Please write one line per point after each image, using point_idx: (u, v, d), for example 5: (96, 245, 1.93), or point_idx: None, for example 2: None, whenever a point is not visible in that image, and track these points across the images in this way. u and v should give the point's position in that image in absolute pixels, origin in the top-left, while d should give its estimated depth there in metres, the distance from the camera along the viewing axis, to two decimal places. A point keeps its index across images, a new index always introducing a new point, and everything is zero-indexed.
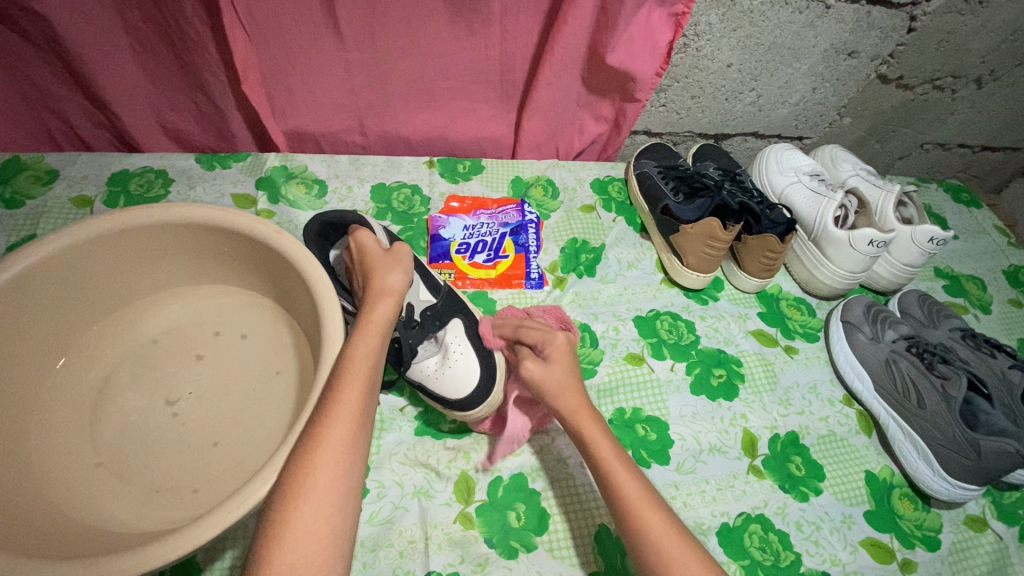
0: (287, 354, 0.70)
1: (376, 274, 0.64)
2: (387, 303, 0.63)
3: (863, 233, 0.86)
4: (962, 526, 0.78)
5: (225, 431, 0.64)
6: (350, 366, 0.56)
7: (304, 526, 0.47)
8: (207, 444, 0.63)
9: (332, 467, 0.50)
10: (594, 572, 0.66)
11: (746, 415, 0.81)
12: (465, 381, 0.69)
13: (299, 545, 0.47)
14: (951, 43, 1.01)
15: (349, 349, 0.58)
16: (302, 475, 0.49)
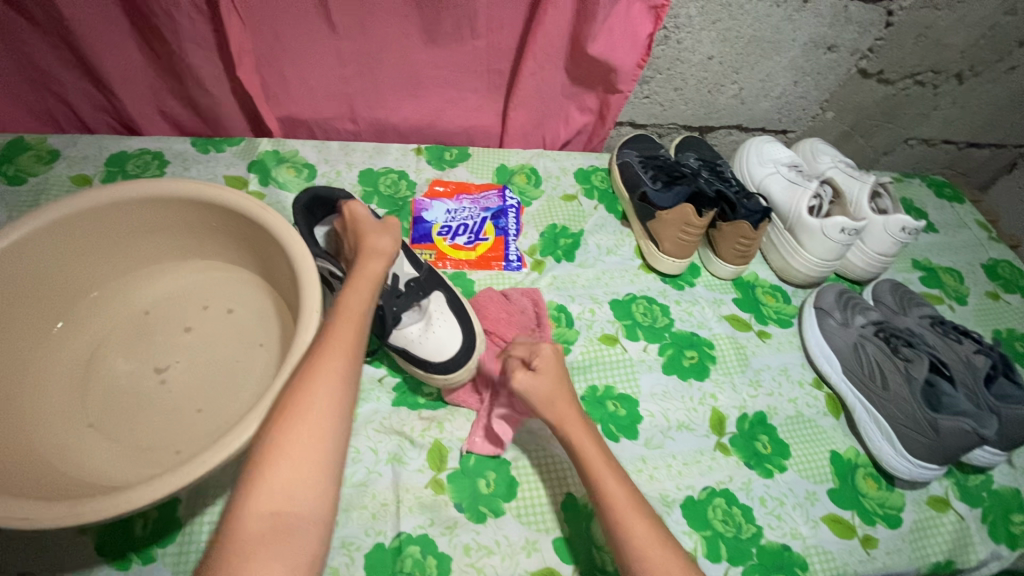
0: (269, 328, 0.72)
1: (370, 237, 0.69)
2: (378, 262, 0.67)
3: (835, 221, 0.88)
4: (925, 506, 0.80)
5: (209, 399, 0.67)
6: (344, 317, 0.60)
7: (297, 454, 0.50)
8: (191, 409, 0.66)
9: (325, 400, 0.53)
10: (558, 537, 0.69)
11: (716, 395, 0.84)
12: (446, 348, 0.73)
13: (289, 471, 0.49)
14: (929, 38, 1.03)
15: (343, 299, 0.62)
16: (296, 407, 0.52)
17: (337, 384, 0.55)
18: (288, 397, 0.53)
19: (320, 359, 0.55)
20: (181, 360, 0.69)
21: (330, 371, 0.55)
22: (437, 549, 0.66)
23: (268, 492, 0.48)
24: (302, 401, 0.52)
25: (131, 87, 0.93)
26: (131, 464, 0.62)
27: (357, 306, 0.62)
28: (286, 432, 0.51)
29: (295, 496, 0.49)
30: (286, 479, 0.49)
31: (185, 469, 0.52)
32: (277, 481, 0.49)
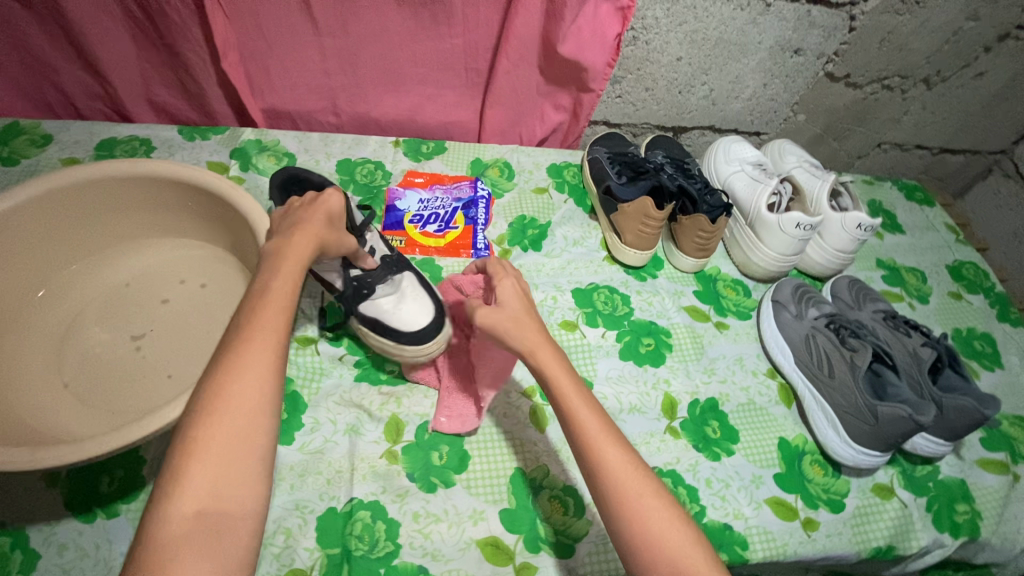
0: (239, 303, 0.76)
1: (304, 221, 0.62)
2: (309, 242, 0.60)
3: (791, 216, 0.91)
4: (869, 493, 0.82)
5: (180, 365, 0.71)
6: (270, 294, 0.53)
7: (223, 448, 0.44)
8: (162, 375, 0.70)
9: (250, 391, 0.47)
10: (504, 508, 0.72)
11: (669, 380, 0.87)
12: (420, 315, 0.74)
13: (213, 467, 0.44)
14: (892, 42, 1.06)
15: (269, 275, 0.55)
16: (218, 398, 0.46)
17: (265, 370, 0.48)
18: (210, 389, 0.46)
19: (246, 344, 0.48)
20: (155, 330, 0.74)
21: (257, 360, 0.48)
22: (387, 515, 0.69)
23: (192, 491, 0.43)
24: (225, 392, 0.46)
25: (124, 76, 0.98)
26: (98, 424, 0.65)
27: (281, 285, 0.54)
28: (205, 431, 0.45)
29: (226, 494, 0.44)
30: (211, 478, 0.43)
31: (146, 422, 0.56)
32: (204, 478, 0.43)
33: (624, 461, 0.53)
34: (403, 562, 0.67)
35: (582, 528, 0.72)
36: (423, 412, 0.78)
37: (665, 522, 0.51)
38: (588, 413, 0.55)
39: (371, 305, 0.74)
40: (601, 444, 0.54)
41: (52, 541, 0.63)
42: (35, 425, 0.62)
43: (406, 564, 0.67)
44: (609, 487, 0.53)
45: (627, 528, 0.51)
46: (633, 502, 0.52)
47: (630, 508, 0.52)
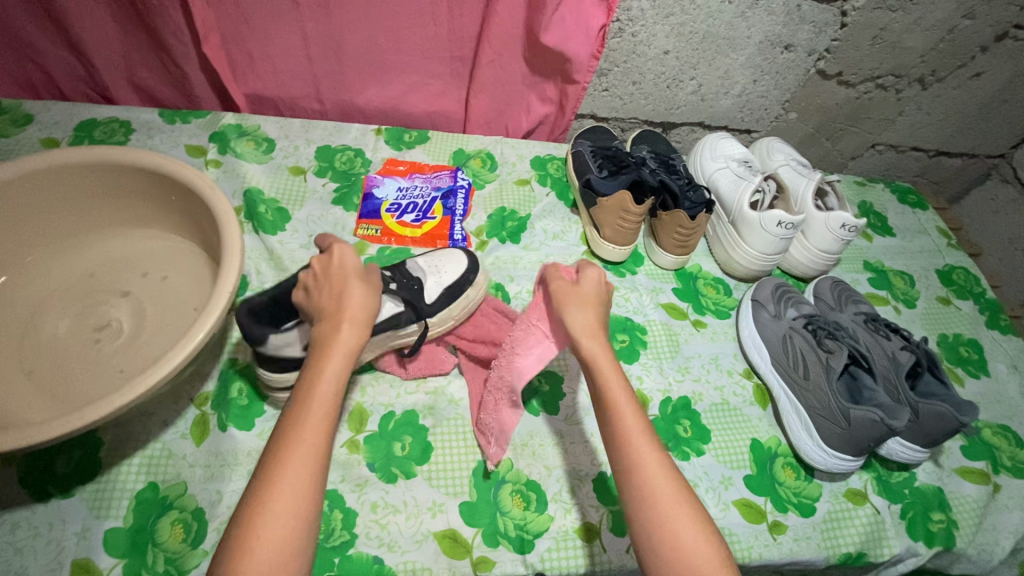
0: (203, 295, 0.76)
1: (348, 292, 0.62)
2: (359, 319, 0.60)
3: (772, 214, 0.89)
4: (841, 497, 0.81)
5: (132, 361, 0.70)
6: (312, 402, 0.54)
7: (267, 545, 0.47)
8: (114, 370, 0.69)
9: (296, 490, 0.49)
10: (465, 501, 0.71)
11: (642, 377, 0.85)
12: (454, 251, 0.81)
13: (260, 568, 0.46)
14: (885, 40, 1.04)
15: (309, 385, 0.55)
16: (269, 493, 0.49)
17: (309, 466, 0.51)
18: (261, 486, 0.49)
19: (296, 438, 0.51)
20: (116, 323, 0.73)
21: (302, 457, 0.50)
22: (344, 505, 0.69)
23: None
24: (274, 491, 0.49)
25: (108, 58, 0.96)
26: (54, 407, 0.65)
27: (327, 387, 0.55)
28: (256, 532, 0.47)
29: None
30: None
31: (94, 408, 0.55)
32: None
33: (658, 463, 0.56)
34: (359, 552, 0.66)
35: (543, 523, 0.71)
36: (388, 403, 0.78)
37: (682, 520, 0.53)
38: (635, 419, 0.59)
39: (438, 292, 0.76)
40: (638, 443, 0.57)
41: (4, 520, 0.63)
42: None
43: (362, 555, 0.66)
44: (638, 489, 0.56)
45: (645, 527, 0.54)
46: (666, 505, 0.54)
47: (652, 512, 0.54)
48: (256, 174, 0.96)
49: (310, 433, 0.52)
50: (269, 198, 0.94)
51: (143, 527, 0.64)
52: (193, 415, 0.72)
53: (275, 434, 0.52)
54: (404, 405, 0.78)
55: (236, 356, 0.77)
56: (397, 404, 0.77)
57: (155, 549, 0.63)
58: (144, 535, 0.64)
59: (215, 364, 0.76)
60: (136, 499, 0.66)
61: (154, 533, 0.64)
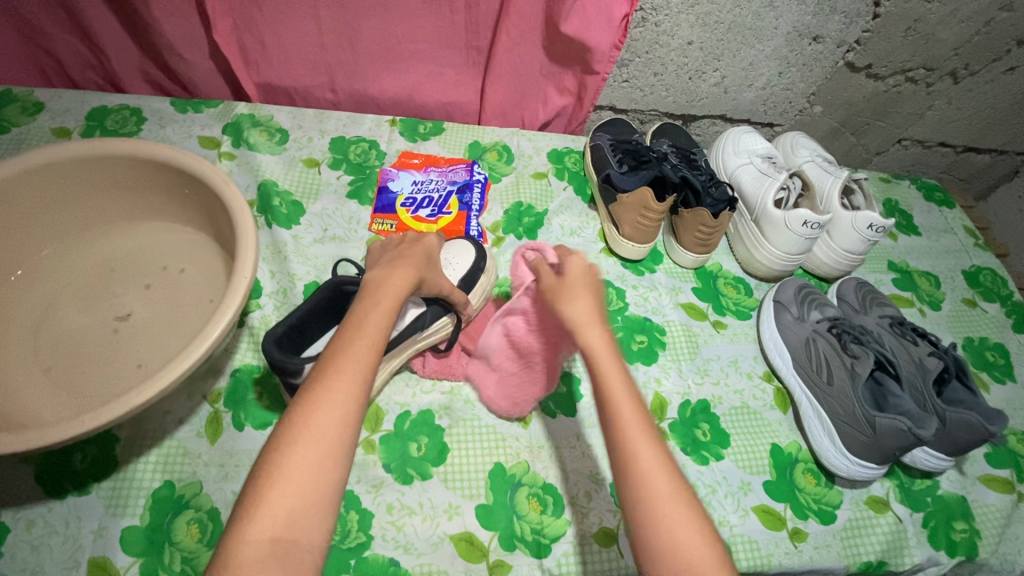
0: (220, 287, 0.74)
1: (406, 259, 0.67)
2: (405, 277, 0.64)
3: (797, 213, 0.87)
4: (863, 505, 0.79)
5: (149, 354, 0.69)
6: (361, 332, 0.57)
7: (300, 474, 0.48)
8: (132, 365, 0.68)
9: (330, 419, 0.51)
10: (482, 504, 0.70)
11: (660, 379, 0.84)
12: (460, 242, 0.83)
13: (297, 475, 0.48)
14: (918, 32, 1.00)
15: (359, 314, 0.59)
16: (304, 423, 0.50)
17: (347, 399, 0.52)
18: (294, 414, 0.51)
19: (333, 374, 0.53)
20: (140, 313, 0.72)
21: (341, 391, 0.52)
22: (360, 506, 0.68)
23: (268, 517, 0.46)
24: (310, 420, 0.50)
25: (118, 44, 0.94)
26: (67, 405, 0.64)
27: (376, 320, 0.58)
28: (288, 452, 0.49)
29: (297, 520, 0.47)
30: (288, 501, 0.47)
31: (109, 407, 0.54)
32: (282, 503, 0.47)
33: (657, 463, 0.49)
34: (375, 554, 0.65)
35: (560, 527, 0.70)
36: (404, 402, 0.76)
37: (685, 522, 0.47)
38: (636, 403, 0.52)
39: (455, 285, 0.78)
40: (635, 436, 0.50)
41: (21, 517, 0.63)
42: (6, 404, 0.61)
43: (378, 557, 0.65)
44: (637, 486, 0.49)
45: (640, 528, 0.48)
46: (665, 503, 0.48)
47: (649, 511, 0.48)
48: (270, 166, 0.94)
49: (351, 367, 0.54)
50: (283, 190, 0.92)
51: (159, 526, 0.64)
52: (206, 413, 0.71)
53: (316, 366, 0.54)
54: (419, 404, 0.77)
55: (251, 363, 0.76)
56: (413, 404, 0.76)
57: (171, 548, 0.63)
58: (160, 534, 0.63)
59: (229, 362, 0.75)
60: (152, 498, 0.65)
61: (170, 532, 0.64)
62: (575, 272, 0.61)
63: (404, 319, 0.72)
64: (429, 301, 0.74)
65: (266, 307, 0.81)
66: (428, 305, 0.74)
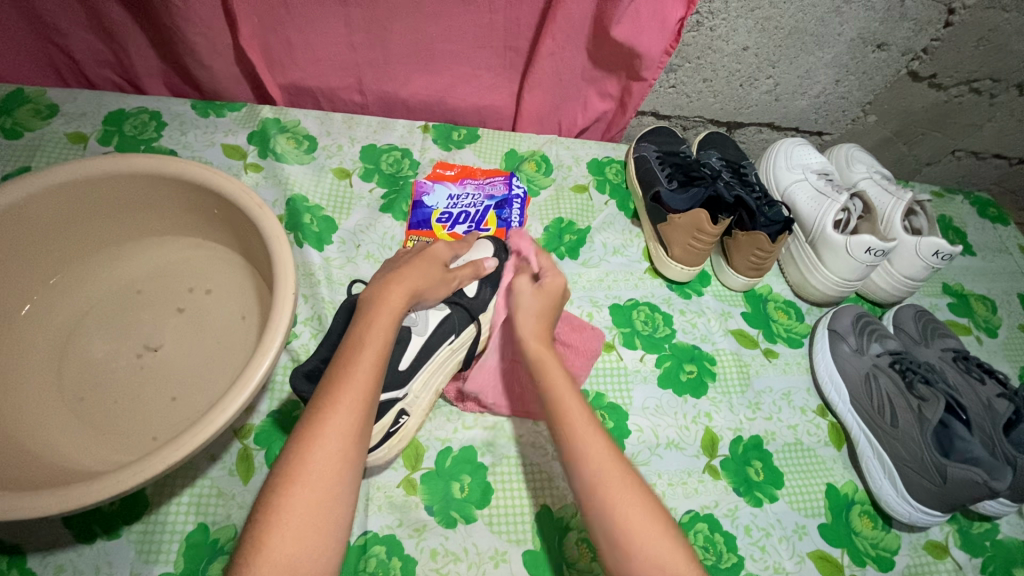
0: (251, 301, 0.69)
1: (403, 270, 0.62)
2: (400, 295, 0.60)
3: (861, 239, 0.82)
4: (921, 550, 0.76)
5: (187, 387, 0.64)
6: (360, 355, 0.54)
7: (302, 517, 0.47)
8: (166, 397, 0.63)
9: (332, 455, 0.49)
10: (529, 550, 0.67)
11: (711, 414, 0.80)
12: (480, 242, 0.76)
13: (297, 512, 0.47)
14: (992, 42, 0.94)
15: (357, 336, 0.56)
16: (304, 462, 0.48)
17: (350, 435, 0.51)
18: (295, 451, 0.49)
19: (331, 408, 0.51)
20: (171, 344, 0.66)
21: (343, 427, 0.50)
22: (403, 552, 0.65)
23: (269, 565, 0.45)
24: (311, 460, 0.49)
25: (135, 42, 0.88)
26: (93, 447, 0.59)
27: (376, 337, 0.56)
28: (292, 492, 0.48)
29: (301, 564, 0.46)
30: (290, 545, 0.46)
31: (144, 465, 0.49)
32: (283, 548, 0.46)
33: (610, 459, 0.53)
34: None
35: None
36: (444, 437, 0.73)
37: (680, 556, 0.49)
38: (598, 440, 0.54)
39: (476, 281, 0.72)
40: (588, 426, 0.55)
41: (49, 562, 0.60)
42: (30, 449, 0.57)
43: None
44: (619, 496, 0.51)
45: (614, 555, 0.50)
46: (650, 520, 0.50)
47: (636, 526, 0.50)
48: (299, 177, 0.89)
49: (351, 396, 0.52)
50: (313, 205, 0.87)
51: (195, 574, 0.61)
52: (238, 450, 0.68)
53: (317, 395, 0.52)
54: (461, 440, 0.73)
55: (286, 398, 0.72)
56: (454, 439, 0.72)
57: None
58: None
59: (262, 394, 0.71)
60: (186, 543, 0.62)
61: None
62: (551, 285, 0.66)
63: (430, 325, 0.67)
64: (451, 302, 0.70)
65: (302, 334, 0.77)
66: (451, 305, 0.69)
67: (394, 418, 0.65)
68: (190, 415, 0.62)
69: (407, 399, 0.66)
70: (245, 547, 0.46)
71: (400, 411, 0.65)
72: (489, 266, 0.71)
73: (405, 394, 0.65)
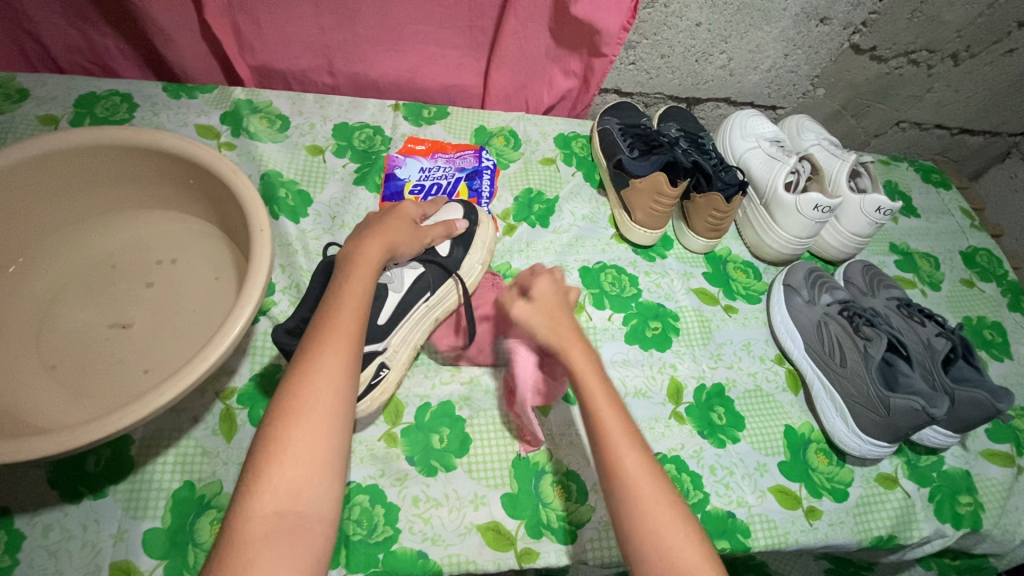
0: (224, 264, 0.72)
1: (375, 228, 0.65)
2: (377, 249, 0.63)
3: (808, 196, 0.87)
4: (873, 482, 0.82)
5: (157, 360, 0.65)
6: (344, 306, 0.57)
7: (298, 447, 0.50)
8: (138, 369, 0.64)
9: (321, 396, 0.52)
10: (507, 493, 0.70)
11: (675, 364, 0.85)
12: (449, 205, 0.80)
13: (294, 446, 0.50)
14: (924, 14, 1.01)
15: (341, 288, 0.59)
16: (296, 399, 0.51)
17: (338, 374, 0.53)
18: (289, 390, 0.52)
19: (319, 350, 0.54)
20: (138, 322, 0.67)
21: (332, 366, 0.53)
22: (386, 499, 0.67)
23: (270, 491, 0.48)
24: (304, 398, 0.51)
25: (103, 24, 0.89)
26: (76, 408, 0.61)
27: (357, 290, 0.59)
28: (284, 429, 0.50)
29: (301, 488, 0.49)
30: (289, 474, 0.49)
31: (133, 408, 0.52)
32: (283, 475, 0.49)
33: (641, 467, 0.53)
34: (403, 547, 0.65)
35: (585, 513, 0.70)
36: (423, 394, 0.76)
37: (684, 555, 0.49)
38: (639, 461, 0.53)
39: (448, 241, 0.76)
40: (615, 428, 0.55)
41: (37, 522, 0.61)
42: (15, 410, 0.58)
43: (406, 550, 0.65)
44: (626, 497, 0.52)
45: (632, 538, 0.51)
46: (652, 505, 0.51)
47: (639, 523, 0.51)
48: (273, 155, 0.92)
49: (337, 343, 0.55)
50: (287, 180, 0.90)
51: (182, 527, 0.62)
52: (221, 411, 0.70)
53: (303, 343, 0.55)
54: (439, 396, 0.76)
55: (269, 362, 0.74)
56: (433, 395, 0.75)
57: (195, 548, 0.61)
58: (185, 534, 0.62)
59: (244, 359, 0.74)
60: (173, 499, 0.64)
61: (193, 532, 0.62)
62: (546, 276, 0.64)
63: (405, 282, 0.71)
64: (425, 261, 0.72)
65: (281, 302, 0.80)
66: (425, 265, 0.72)
67: (375, 371, 0.68)
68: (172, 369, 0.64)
69: (387, 353, 0.69)
70: (245, 480, 0.49)
71: (381, 363, 0.68)
72: (459, 227, 0.76)
73: (385, 347, 0.69)
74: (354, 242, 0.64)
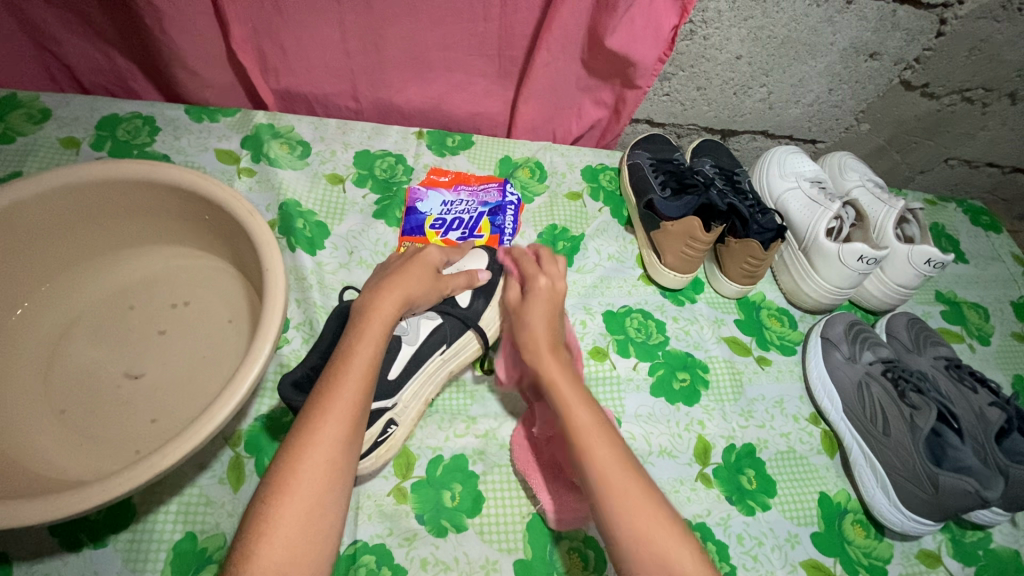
0: (238, 304, 0.69)
1: (392, 278, 0.62)
2: (393, 301, 0.60)
3: (853, 247, 0.82)
4: (914, 560, 0.76)
5: (169, 406, 0.63)
6: (349, 371, 0.53)
7: (292, 524, 0.47)
8: (143, 418, 0.62)
9: (318, 470, 0.49)
10: (520, 559, 0.66)
11: (704, 422, 0.80)
12: (475, 251, 0.77)
13: (285, 526, 0.46)
14: (983, 52, 0.94)
15: (347, 348, 0.55)
16: (293, 473, 0.48)
17: (339, 446, 0.50)
18: (287, 461, 0.49)
19: (321, 415, 0.51)
20: (146, 363, 0.65)
21: (333, 436, 0.50)
22: (393, 561, 0.64)
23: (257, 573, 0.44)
24: (302, 471, 0.48)
25: (127, 45, 0.87)
26: (78, 455, 0.59)
27: (365, 354, 0.55)
28: (278, 505, 0.47)
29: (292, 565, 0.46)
30: (280, 553, 0.45)
31: (134, 472, 0.49)
32: (275, 550, 0.45)
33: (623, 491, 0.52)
34: None
35: None
36: (436, 446, 0.72)
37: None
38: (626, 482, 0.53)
39: (469, 292, 0.72)
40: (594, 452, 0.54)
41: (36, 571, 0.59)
42: (14, 456, 0.56)
43: None
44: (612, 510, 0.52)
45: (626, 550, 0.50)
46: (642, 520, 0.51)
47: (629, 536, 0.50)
48: (292, 182, 0.89)
49: (339, 411, 0.51)
50: (306, 210, 0.87)
51: None
52: (228, 458, 0.67)
53: (305, 408, 0.52)
54: (453, 448, 0.72)
55: (277, 406, 0.71)
56: (446, 448, 0.72)
57: None
58: None
59: (253, 403, 0.71)
60: (174, 551, 0.61)
61: None
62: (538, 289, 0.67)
63: (421, 334, 0.68)
64: (443, 312, 0.70)
65: (294, 340, 0.77)
66: (444, 317, 0.70)
67: (383, 427, 0.64)
68: (181, 423, 0.61)
69: (396, 408, 0.66)
70: (232, 556, 0.45)
71: (390, 420, 0.65)
72: (483, 278, 0.73)
73: (395, 402, 0.65)
74: (371, 293, 0.61)
